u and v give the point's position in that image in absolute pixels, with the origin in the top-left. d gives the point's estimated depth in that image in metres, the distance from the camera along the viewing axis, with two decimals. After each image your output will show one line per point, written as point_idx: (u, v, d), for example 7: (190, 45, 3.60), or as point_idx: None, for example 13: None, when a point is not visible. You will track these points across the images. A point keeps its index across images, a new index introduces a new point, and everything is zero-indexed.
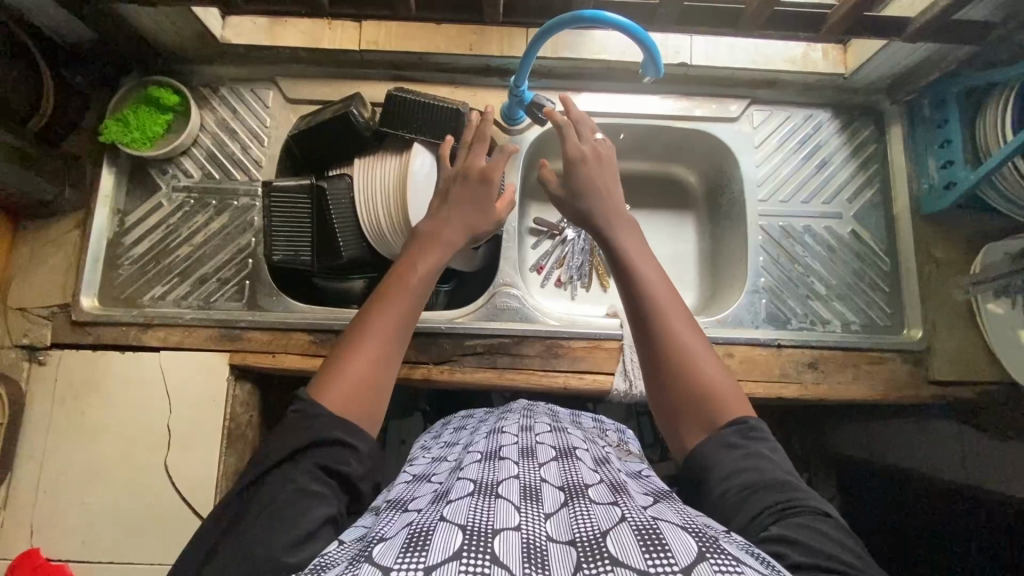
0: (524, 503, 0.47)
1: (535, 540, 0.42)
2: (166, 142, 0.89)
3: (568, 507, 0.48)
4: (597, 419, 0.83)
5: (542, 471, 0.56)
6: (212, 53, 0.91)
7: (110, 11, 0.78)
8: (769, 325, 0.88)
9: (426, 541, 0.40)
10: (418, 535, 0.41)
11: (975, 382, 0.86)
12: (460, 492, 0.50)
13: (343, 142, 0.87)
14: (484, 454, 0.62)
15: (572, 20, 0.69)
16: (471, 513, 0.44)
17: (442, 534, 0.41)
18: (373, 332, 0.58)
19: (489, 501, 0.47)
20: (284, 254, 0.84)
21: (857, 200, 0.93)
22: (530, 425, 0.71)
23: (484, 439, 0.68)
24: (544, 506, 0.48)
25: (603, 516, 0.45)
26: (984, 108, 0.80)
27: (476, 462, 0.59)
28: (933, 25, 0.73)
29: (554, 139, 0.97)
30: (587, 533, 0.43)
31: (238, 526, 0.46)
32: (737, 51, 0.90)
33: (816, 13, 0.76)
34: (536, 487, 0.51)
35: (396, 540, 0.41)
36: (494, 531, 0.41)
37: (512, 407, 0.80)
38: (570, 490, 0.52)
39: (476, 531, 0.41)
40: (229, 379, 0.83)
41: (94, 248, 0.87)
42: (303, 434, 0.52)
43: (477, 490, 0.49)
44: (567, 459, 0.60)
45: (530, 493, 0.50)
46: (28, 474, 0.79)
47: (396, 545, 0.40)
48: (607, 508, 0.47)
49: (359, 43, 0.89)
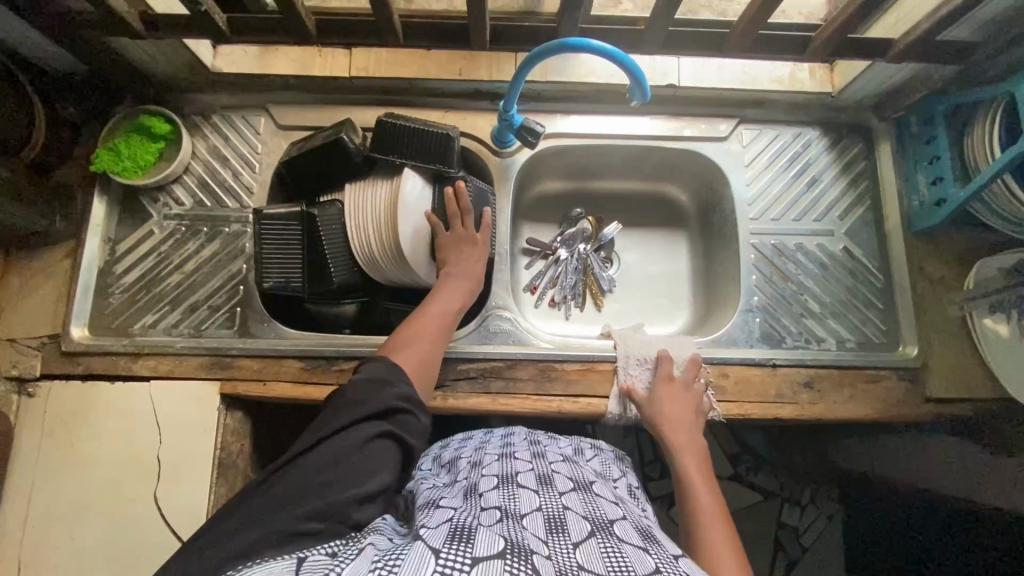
0: (550, 536, 0.53)
1: (566, 566, 0.47)
2: (157, 170, 0.89)
3: (597, 538, 0.53)
4: (593, 445, 0.81)
5: (565, 500, 0.61)
6: (203, 82, 0.91)
7: (101, 45, 0.79)
8: (764, 343, 0.88)
9: (470, 538, 0.46)
10: (461, 532, 0.48)
11: (972, 399, 0.85)
12: (490, 518, 0.56)
13: (334, 167, 0.88)
14: (501, 479, 0.66)
15: (558, 48, 0.70)
16: (508, 534, 0.50)
17: (484, 536, 0.47)
18: (432, 328, 0.77)
19: (518, 528, 0.53)
20: (276, 281, 0.83)
21: (848, 217, 0.93)
22: (542, 452, 0.74)
23: (497, 462, 0.71)
24: (572, 536, 0.53)
25: (637, 559, 0.49)
26: (972, 123, 0.80)
27: (494, 488, 0.64)
28: (916, 46, 0.74)
29: (544, 160, 0.98)
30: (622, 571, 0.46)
31: (310, 469, 0.56)
32: (724, 71, 0.91)
33: (800, 36, 0.77)
34: (561, 518, 0.57)
35: (441, 531, 0.49)
36: (532, 551, 0.47)
37: (514, 433, 0.80)
38: (595, 522, 0.57)
39: (517, 543, 0.47)
40: (220, 408, 0.83)
41: (85, 277, 0.87)
42: (378, 402, 0.62)
43: (506, 518, 0.56)
44: (587, 491, 0.65)
45: (556, 525, 0.55)
46: (16, 510, 0.78)
47: (444, 535, 0.47)
48: (638, 551, 0.51)
49: (349, 70, 0.89)
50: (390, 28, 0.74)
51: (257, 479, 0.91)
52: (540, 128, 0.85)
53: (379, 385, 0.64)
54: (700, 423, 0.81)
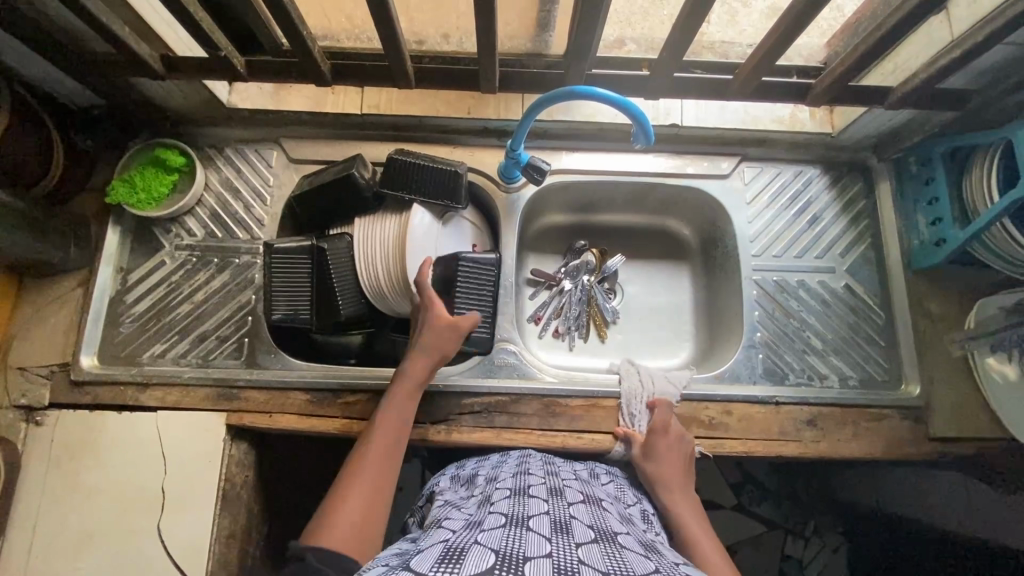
0: (555, 535, 0.53)
1: (566, 564, 0.47)
2: (171, 202, 0.91)
3: (600, 543, 0.53)
4: (607, 470, 0.80)
5: (571, 508, 0.61)
6: (219, 116, 0.94)
7: (123, 83, 0.81)
8: (768, 380, 0.88)
9: (461, 558, 0.46)
10: (453, 552, 0.48)
11: (975, 438, 0.85)
12: (492, 523, 0.55)
13: (343, 203, 0.89)
14: (512, 489, 0.65)
15: (566, 94, 0.74)
16: (504, 540, 0.51)
17: (475, 554, 0.47)
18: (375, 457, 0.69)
19: (520, 532, 0.53)
20: (283, 313, 0.85)
21: (849, 255, 0.94)
22: (556, 471, 0.73)
23: (511, 476, 0.70)
24: (575, 537, 0.53)
25: (637, 564, 0.50)
26: (972, 164, 0.81)
27: (504, 498, 0.63)
28: (913, 94, 0.76)
29: (549, 195, 1.00)
30: (622, 571, 0.48)
31: None
32: (726, 112, 0.94)
33: (800, 83, 0.80)
34: (567, 521, 0.57)
35: (432, 553, 0.49)
36: (525, 557, 0.47)
37: (529, 458, 0.77)
38: (600, 531, 0.57)
39: (508, 555, 0.47)
40: (226, 439, 0.83)
41: (96, 306, 0.89)
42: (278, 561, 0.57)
43: (510, 522, 0.55)
44: (595, 505, 0.65)
45: (560, 526, 0.55)
46: (19, 539, 0.78)
47: (433, 557, 0.47)
48: (640, 556, 0.53)
49: (361, 107, 0.93)
50: (403, 71, 0.77)
51: (260, 509, 0.91)
52: (546, 167, 0.87)
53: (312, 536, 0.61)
54: (689, 480, 0.78)
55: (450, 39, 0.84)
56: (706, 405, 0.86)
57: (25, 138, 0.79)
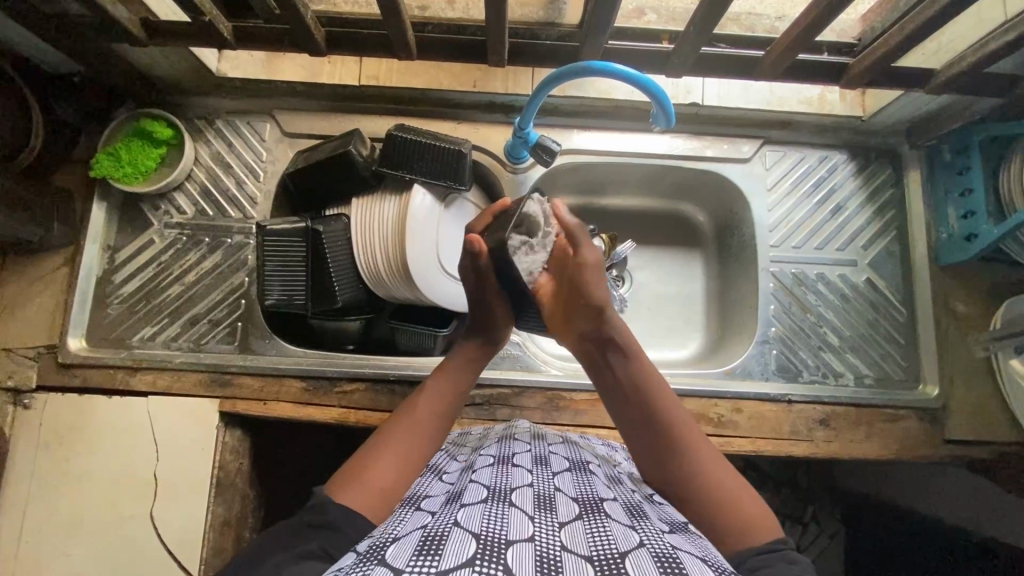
0: (538, 512, 0.50)
1: (548, 550, 0.44)
2: (159, 177, 0.86)
3: (584, 517, 0.50)
4: (606, 442, 0.76)
5: (556, 480, 0.57)
6: (208, 85, 0.88)
7: (103, 49, 0.76)
8: (780, 376, 0.85)
9: (440, 547, 0.42)
10: (432, 541, 0.43)
11: (990, 442, 0.83)
12: (473, 497, 0.52)
13: (341, 182, 0.84)
14: (497, 458, 0.62)
15: (581, 71, 0.69)
16: (485, 521, 0.46)
17: (456, 541, 0.43)
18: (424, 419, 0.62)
19: (501, 509, 0.49)
20: (278, 297, 0.81)
21: (872, 247, 0.89)
22: (542, 435, 0.71)
23: (496, 444, 0.67)
24: (558, 514, 0.50)
25: (621, 536, 0.47)
26: (1009, 158, 0.77)
27: (489, 466, 0.60)
28: (959, 79, 0.70)
29: (558, 177, 0.94)
30: (606, 551, 0.44)
31: None
32: (750, 91, 0.87)
33: (836, 64, 0.74)
34: (550, 496, 0.53)
35: (408, 542, 0.44)
36: (507, 542, 0.43)
37: (516, 426, 0.73)
38: (585, 501, 0.53)
39: (489, 540, 0.43)
40: (218, 427, 0.81)
41: (83, 286, 0.85)
42: None
43: (491, 497, 0.52)
44: (581, 470, 0.61)
45: (544, 502, 0.52)
46: (10, 524, 0.77)
47: (409, 549, 0.43)
48: (625, 528, 0.49)
49: (359, 78, 0.87)
50: (403, 43, 0.71)
51: (254, 495, 0.89)
52: (556, 148, 0.81)
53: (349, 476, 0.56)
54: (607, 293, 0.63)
55: (455, 4, 0.79)
56: (715, 403, 0.83)
57: None
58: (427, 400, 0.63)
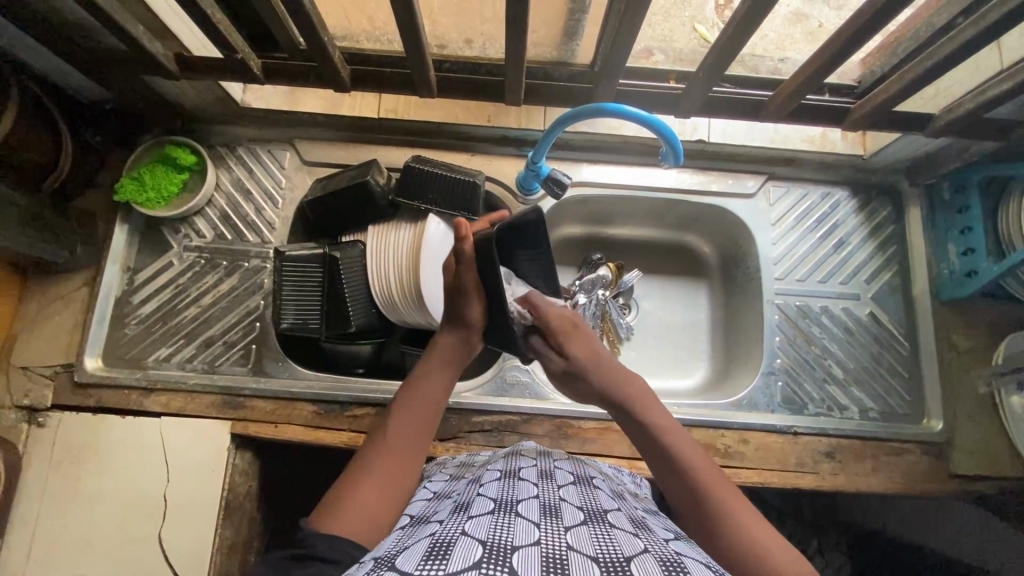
0: (543, 519, 0.50)
1: (555, 552, 0.44)
2: (181, 202, 0.89)
3: (589, 525, 0.51)
4: (615, 468, 0.76)
5: (562, 491, 0.58)
6: (232, 115, 0.91)
7: (136, 80, 0.79)
8: (786, 409, 0.86)
9: (447, 553, 0.43)
10: (439, 546, 0.44)
11: (995, 477, 0.84)
12: (480, 508, 0.53)
13: (358, 211, 0.86)
14: (503, 472, 0.63)
15: (594, 111, 0.73)
16: (492, 529, 0.47)
17: (463, 547, 0.44)
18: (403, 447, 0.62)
19: (508, 518, 0.50)
20: (293, 322, 0.83)
21: (875, 281, 0.91)
22: (548, 452, 0.71)
23: (503, 460, 0.68)
24: (564, 520, 0.51)
25: (625, 542, 0.48)
26: (1007, 198, 0.79)
27: (495, 479, 0.61)
28: (958, 123, 0.73)
29: (568, 209, 0.97)
30: (611, 554, 0.45)
31: None
32: (754, 129, 0.91)
33: (839, 107, 0.78)
34: (556, 505, 0.54)
35: (417, 549, 0.45)
36: (513, 548, 0.44)
37: (523, 446, 0.74)
38: (590, 511, 0.54)
39: (495, 546, 0.44)
40: (230, 448, 0.82)
41: (102, 307, 0.87)
42: None
43: (498, 507, 0.52)
44: (586, 483, 0.62)
45: (550, 510, 0.52)
46: (19, 544, 0.77)
47: (418, 555, 0.44)
48: (629, 535, 0.50)
49: (379, 111, 0.91)
50: (425, 81, 0.75)
51: (261, 518, 0.90)
52: (566, 181, 0.84)
53: (338, 511, 0.54)
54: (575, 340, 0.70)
55: (473, 45, 0.79)
56: (721, 433, 0.84)
57: (34, 134, 0.77)
58: (404, 421, 0.64)
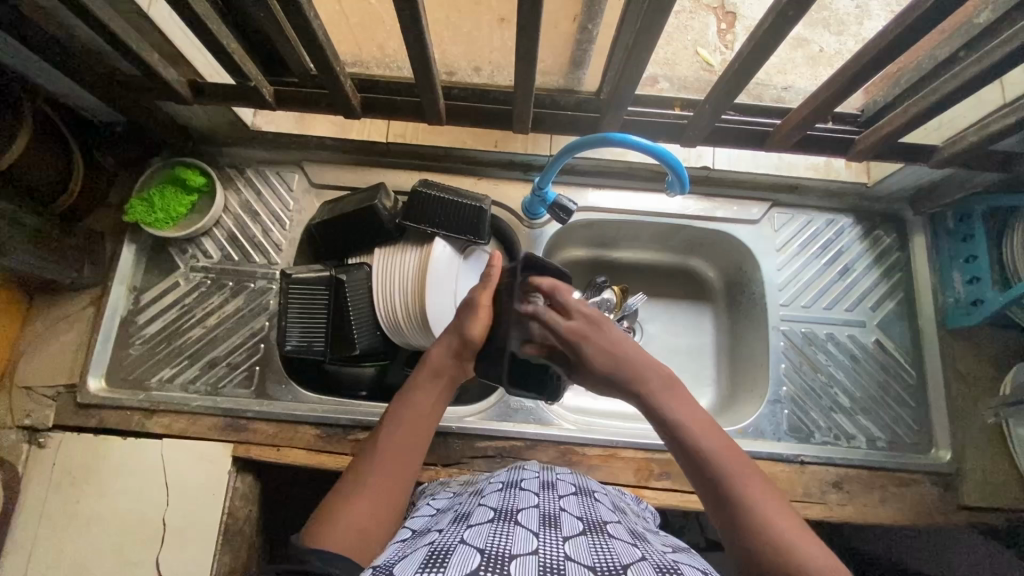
0: (542, 529, 0.49)
1: (552, 562, 0.44)
2: (188, 223, 0.89)
3: (588, 535, 0.50)
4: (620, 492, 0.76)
5: (562, 502, 0.56)
6: (242, 138, 0.92)
7: (148, 105, 0.80)
8: (792, 437, 0.86)
9: (444, 562, 0.42)
10: (438, 555, 0.44)
11: (1006, 509, 0.83)
12: (480, 517, 0.52)
13: (365, 235, 0.87)
14: (505, 483, 0.61)
15: (600, 140, 0.73)
16: (491, 537, 0.47)
17: (459, 556, 0.43)
18: (395, 456, 0.58)
19: (507, 526, 0.49)
20: (297, 343, 0.83)
21: (880, 309, 0.91)
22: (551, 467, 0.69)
23: (504, 472, 0.66)
24: (563, 530, 0.50)
25: (622, 551, 0.47)
26: (1010, 229, 0.80)
27: (497, 490, 0.60)
28: (962, 155, 0.74)
29: (574, 232, 0.97)
30: (608, 563, 0.45)
31: None
32: (759, 158, 0.93)
33: (843, 139, 0.79)
34: (555, 515, 0.52)
35: (415, 557, 0.45)
36: (511, 556, 0.44)
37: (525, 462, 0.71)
38: (589, 522, 0.53)
39: (492, 554, 0.44)
40: (230, 471, 0.81)
41: (106, 327, 0.87)
42: None
43: (498, 517, 0.51)
44: (587, 496, 0.60)
45: (549, 520, 0.51)
46: (14, 567, 0.76)
47: (416, 563, 0.43)
48: (627, 545, 0.49)
49: (388, 136, 0.94)
50: (434, 109, 0.76)
51: (259, 542, 0.89)
52: (572, 207, 0.85)
53: (327, 527, 0.51)
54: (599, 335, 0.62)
55: (481, 71, 0.81)
56: None
57: (45, 156, 0.77)
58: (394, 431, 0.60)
